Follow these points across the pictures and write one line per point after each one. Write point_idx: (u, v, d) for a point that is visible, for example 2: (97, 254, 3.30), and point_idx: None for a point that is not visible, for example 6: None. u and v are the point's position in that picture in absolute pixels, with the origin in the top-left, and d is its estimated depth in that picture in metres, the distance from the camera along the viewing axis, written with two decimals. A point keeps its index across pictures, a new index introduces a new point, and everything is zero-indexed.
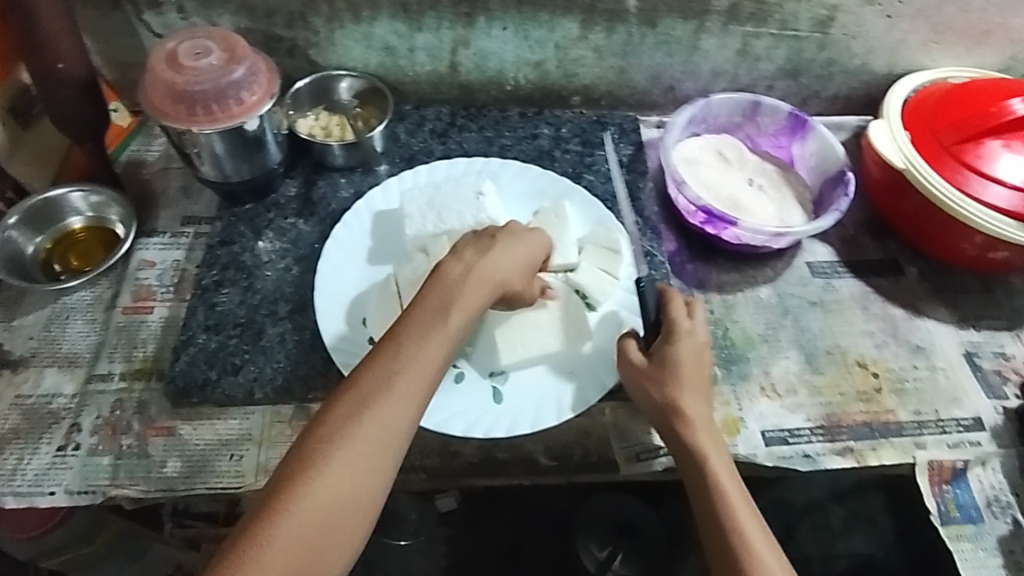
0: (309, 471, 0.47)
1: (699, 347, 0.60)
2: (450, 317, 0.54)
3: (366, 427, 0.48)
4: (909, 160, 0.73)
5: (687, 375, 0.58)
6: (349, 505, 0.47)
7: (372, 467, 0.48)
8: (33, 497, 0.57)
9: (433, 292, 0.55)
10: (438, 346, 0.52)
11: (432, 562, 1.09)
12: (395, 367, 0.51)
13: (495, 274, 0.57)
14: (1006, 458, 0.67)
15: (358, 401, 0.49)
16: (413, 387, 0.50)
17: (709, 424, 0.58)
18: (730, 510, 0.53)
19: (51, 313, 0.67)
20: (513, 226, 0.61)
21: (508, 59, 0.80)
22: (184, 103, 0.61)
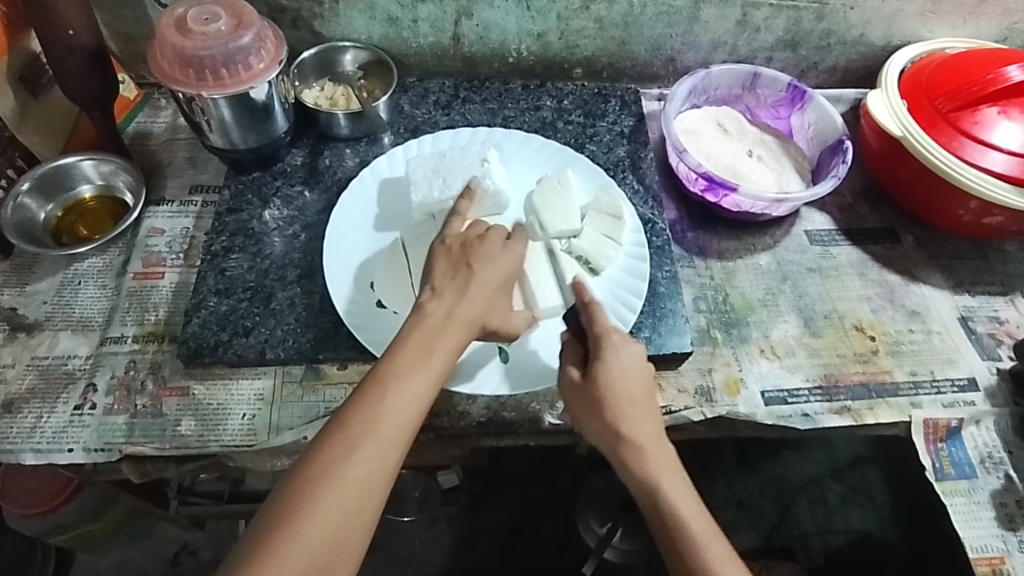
0: (292, 521, 0.47)
1: (631, 362, 0.58)
2: (433, 360, 0.54)
3: (350, 475, 0.49)
4: (906, 128, 0.74)
5: (617, 400, 0.57)
6: (334, 553, 0.47)
7: (358, 516, 0.49)
8: (52, 453, 0.59)
9: (414, 335, 0.55)
10: (421, 389, 0.53)
11: (438, 537, 1.23)
12: (379, 412, 0.51)
13: (473, 310, 0.57)
14: (999, 417, 0.68)
15: (343, 449, 0.49)
16: (400, 434, 0.51)
17: (656, 448, 0.56)
18: (694, 540, 0.53)
19: (63, 279, 0.68)
20: (486, 248, 0.60)
21: (511, 30, 0.80)
22: (192, 68, 0.61)
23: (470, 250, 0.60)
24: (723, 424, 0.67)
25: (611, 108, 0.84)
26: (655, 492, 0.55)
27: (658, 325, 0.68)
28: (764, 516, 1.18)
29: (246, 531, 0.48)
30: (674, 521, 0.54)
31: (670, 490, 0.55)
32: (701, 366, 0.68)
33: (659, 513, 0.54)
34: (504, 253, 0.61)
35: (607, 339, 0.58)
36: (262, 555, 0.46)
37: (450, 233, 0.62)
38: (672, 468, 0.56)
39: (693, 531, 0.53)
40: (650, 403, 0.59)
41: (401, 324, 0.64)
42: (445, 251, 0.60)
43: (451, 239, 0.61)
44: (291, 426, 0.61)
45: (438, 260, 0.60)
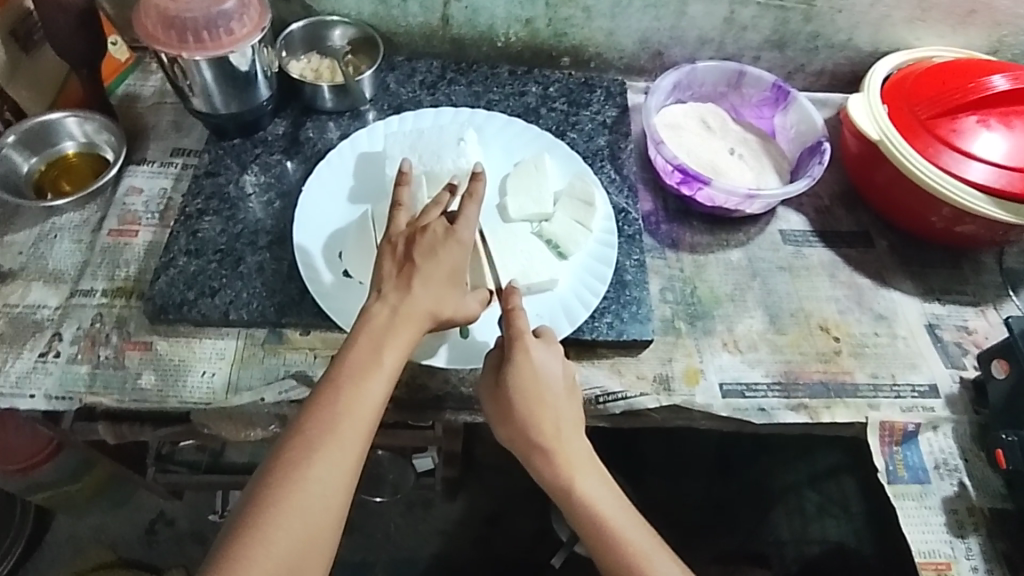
0: (260, 524, 0.50)
1: (542, 365, 0.59)
2: (385, 359, 0.56)
3: (313, 475, 0.52)
4: (883, 131, 0.74)
5: (529, 404, 0.58)
6: (307, 548, 0.51)
7: (325, 512, 0.51)
8: (14, 398, 0.60)
9: (364, 337, 0.56)
10: (376, 388, 0.55)
11: (409, 523, 1.24)
12: (334, 414, 0.53)
13: (421, 306, 0.58)
14: (957, 424, 0.69)
15: (303, 452, 0.52)
16: (357, 433, 0.54)
17: (569, 450, 0.58)
18: (615, 534, 0.56)
19: (40, 231, 0.70)
20: (427, 237, 0.60)
21: (499, 15, 0.81)
22: (175, 29, 0.63)
23: (411, 247, 0.60)
24: (679, 413, 0.67)
25: (596, 99, 0.85)
26: (571, 492, 0.58)
27: (621, 312, 0.69)
28: (740, 521, 1.19)
29: (218, 541, 0.51)
30: (593, 518, 0.57)
31: (586, 488, 0.58)
32: (662, 354, 0.69)
33: (577, 510, 0.57)
34: (446, 243, 0.60)
35: (520, 342, 0.58)
36: (234, 558, 0.49)
37: (395, 228, 0.62)
38: (586, 465, 0.59)
39: (614, 526, 0.57)
40: (568, 402, 0.60)
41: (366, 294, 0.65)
42: (390, 251, 0.61)
43: (396, 236, 0.61)
44: (250, 387, 0.62)
45: (383, 260, 0.60)
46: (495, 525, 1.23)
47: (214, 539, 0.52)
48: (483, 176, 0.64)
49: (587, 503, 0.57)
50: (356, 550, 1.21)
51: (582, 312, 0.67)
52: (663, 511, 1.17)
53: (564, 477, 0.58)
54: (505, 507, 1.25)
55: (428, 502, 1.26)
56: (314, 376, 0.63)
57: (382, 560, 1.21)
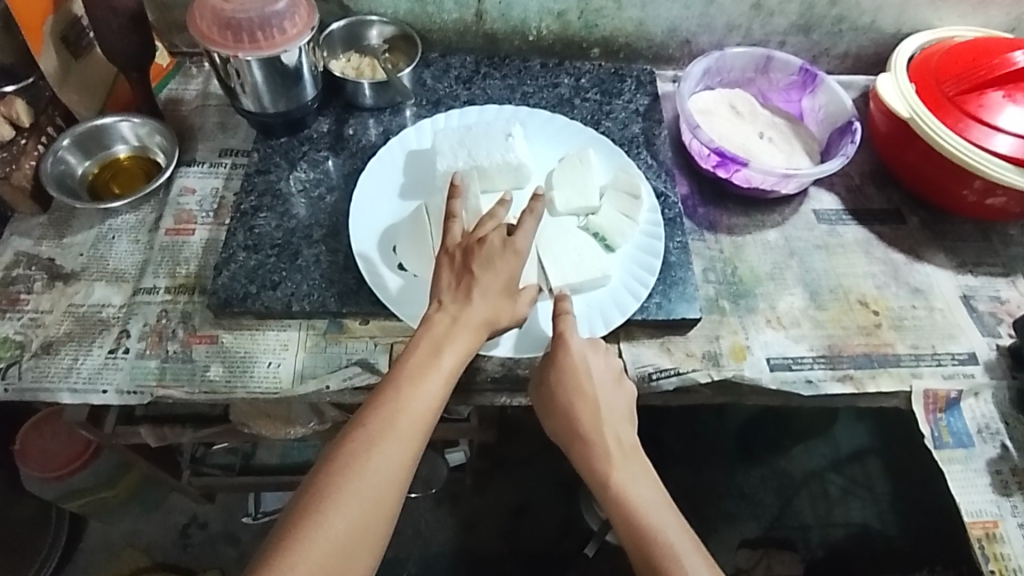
0: (320, 509, 0.52)
1: (587, 355, 0.63)
2: (444, 361, 0.58)
3: (372, 466, 0.53)
4: (913, 109, 0.76)
5: (572, 393, 0.61)
6: (365, 535, 0.52)
7: (383, 501, 0.53)
8: (88, 393, 0.62)
9: (423, 341, 0.59)
10: (434, 387, 0.57)
11: (444, 517, 1.26)
12: (394, 409, 0.55)
13: (480, 315, 0.60)
14: (998, 389, 0.70)
15: (364, 443, 0.54)
16: (416, 428, 0.56)
17: (608, 441, 0.61)
18: (648, 530, 0.57)
19: (98, 233, 0.71)
20: (483, 248, 0.62)
21: (532, 8, 0.83)
22: (230, 30, 0.64)
23: (469, 258, 0.61)
24: (729, 387, 0.69)
25: (627, 87, 0.87)
26: (608, 485, 0.59)
27: (668, 292, 0.71)
28: (765, 507, 1.19)
29: (277, 527, 0.53)
30: (627, 512, 0.58)
31: (623, 482, 0.59)
32: (709, 332, 0.71)
33: (612, 503, 0.59)
34: (503, 254, 0.62)
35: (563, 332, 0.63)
36: (294, 540, 0.51)
37: (451, 240, 0.64)
38: (626, 458, 0.61)
39: (647, 523, 0.57)
40: (613, 393, 0.63)
41: (423, 285, 0.67)
42: (449, 262, 0.62)
43: (452, 248, 0.63)
44: (314, 375, 0.64)
45: (442, 270, 0.62)
46: (528, 517, 1.25)
47: (275, 522, 0.54)
48: (543, 197, 0.66)
49: (621, 495, 0.59)
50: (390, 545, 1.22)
51: (632, 302, 0.68)
52: (693, 496, 1.19)
53: (600, 469, 0.60)
54: (538, 498, 1.27)
55: (462, 497, 1.27)
56: (376, 363, 0.65)
57: (417, 555, 1.22)
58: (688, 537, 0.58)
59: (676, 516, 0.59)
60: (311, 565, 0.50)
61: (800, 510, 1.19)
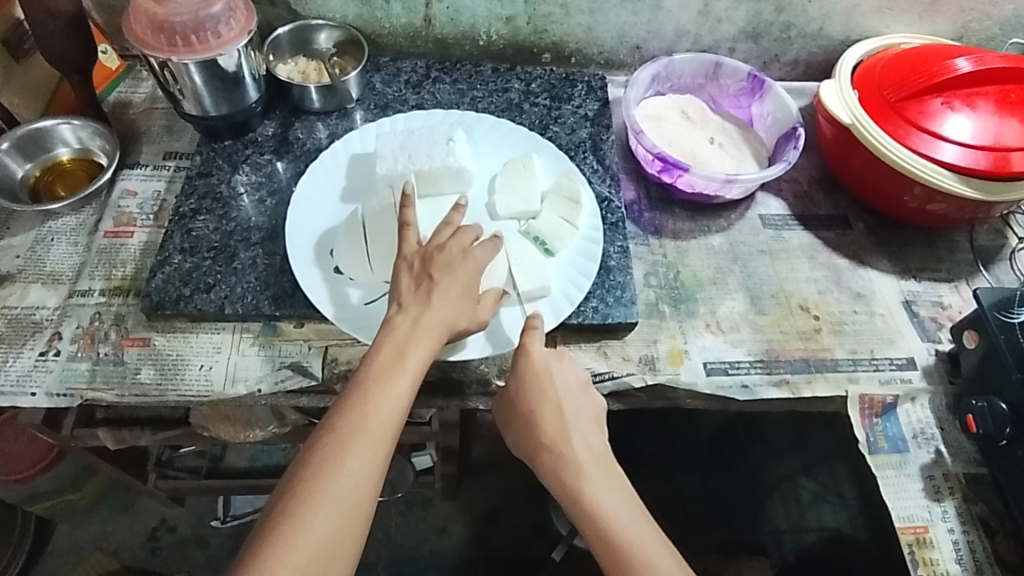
0: (297, 515, 0.50)
1: (549, 366, 0.62)
2: (409, 362, 0.57)
3: (346, 469, 0.52)
4: (855, 116, 0.76)
5: (533, 399, 0.61)
6: (347, 541, 0.51)
7: (359, 506, 0.51)
8: (15, 396, 0.61)
9: (387, 344, 0.57)
10: (402, 389, 0.56)
11: (410, 523, 1.25)
12: (363, 412, 0.54)
13: (441, 316, 0.59)
14: (935, 395, 0.71)
15: (335, 447, 0.52)
16: (386, 430, 0.54)
17: (575, 450, 0.60)
18: (618, 539, 0.56)
19: (37, 235, 0.71)
20: (445, 254, 0.62)
21: (480, 13, 0.83)
22: (164, 33, 0.64)
23: (428, 263, 0.61)
24: (665, 392, 0.70)
25: (578, 93, 0.87)
26: (580, 495, 0.58)
27: (606, 296, 0.71)
28: (737, 512, 1.19)
29: (250, 541, 0.51)
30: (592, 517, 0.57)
31: (589, 487, 0.58)
32: (646, 336, 0.71)
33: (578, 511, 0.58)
34: (463, 261, 0.62)
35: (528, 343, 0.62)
36: (270, 550, 0.49)
37: (407, 248, 0.63)
38: (592, 464, 0.60)
39: (613, 529, 0.57)
40: (577, 401, 0.62)
41: (358, 290, 0.66)
42: (406, 268, 0.62)
43: (410, 255, 0.63)
44: (246, 378, 0.64)
45: (400, 276, 0.61)
46: (496, 523, 1.24)
47: (249, 535, 0.52)
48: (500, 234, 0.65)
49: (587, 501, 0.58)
50: None
51: (566, 306, 0.68)
52: (662, 502, 1.18)
53: (575, 478, 0.59)
54: (508, 503, 1.26)
55: (428, 502, 1.26)
56: (309, 366, 0.65)
57: (384, 559, 1.21)
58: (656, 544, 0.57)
59: (646, 524, 0.58)
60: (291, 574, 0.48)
61: (768, 517, 1.19)
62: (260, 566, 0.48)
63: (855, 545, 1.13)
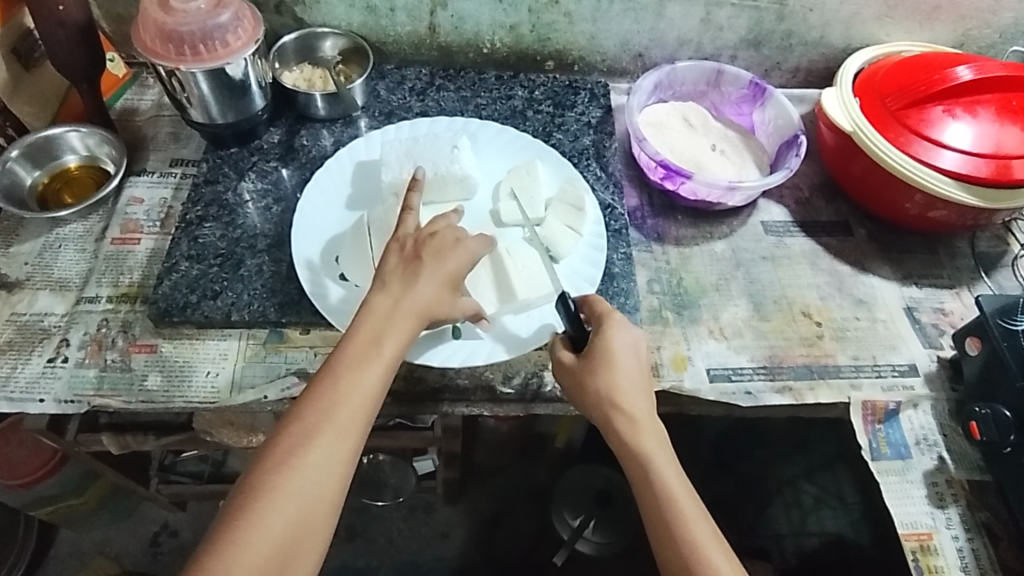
0: (253, 510, 0.50)
1: (617, 335, 0.62)
2: (384, 349, 0.57)
3: (309, 461, 0.52)
4: (855, 123, 0.77)
5: (605, 365, 0.60)
6: (306, 532, 0.51)
7: (320, 497, 0.51)
8: (24, 402, 0.62)
9: (362, 330, 0.57)
10: (376, 378, 0.56)
11: (412, 527, 1.24)
12: (331, 401, 0.54)
13: (423, 299, 0.59)
14: (937, 401, 0.71)
15: (300, 437, 0.52)
16: (355, 419, 0.54)
17: (637, 410, 0.60)
18: (668, 500, 0.56)
19: (45, 242, 0.72)
20: (437, 239, 0.62)
21: (484, 21, 0.84)
22: (172, 42, 0.65)
23: (420, 246, 0.62)
24: (669, 398, 0.70)
25: (580, 100, 0.88)
26: (638, 453, 0.58)
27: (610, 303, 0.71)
28: (740, 518, 1.19)
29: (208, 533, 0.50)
30: (657, 483, 0.57)
31: (649, 447, 0.59)
32: (651, 342, 0.71)
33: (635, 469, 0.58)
34: (454, 248, 0.62)
35: (608, 320, 0.63)
36: (228, 541, 0.49)
37: (403, 231, 0.64)
38: (652, 429, 0.60)
39: (666, 490, 0.57)
40: (641, 378, 0.61)
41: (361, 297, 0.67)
42: (397, 250, 0.62)
43: (404, 238, 0.63)
44: (253, 385, 0.64)
45: (390, 257, 0.62)
46: (499, 526, 1.24)
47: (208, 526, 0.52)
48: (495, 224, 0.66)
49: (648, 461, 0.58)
50: (360, 555, 1.21)
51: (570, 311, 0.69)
52: None
53: (633, 441, 0.59)
54: (510, 506, 1.26)
55: (430, 506, 1.26)
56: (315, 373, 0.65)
57: (387, 564, 1.21)
58: (700, 512, 0.56)
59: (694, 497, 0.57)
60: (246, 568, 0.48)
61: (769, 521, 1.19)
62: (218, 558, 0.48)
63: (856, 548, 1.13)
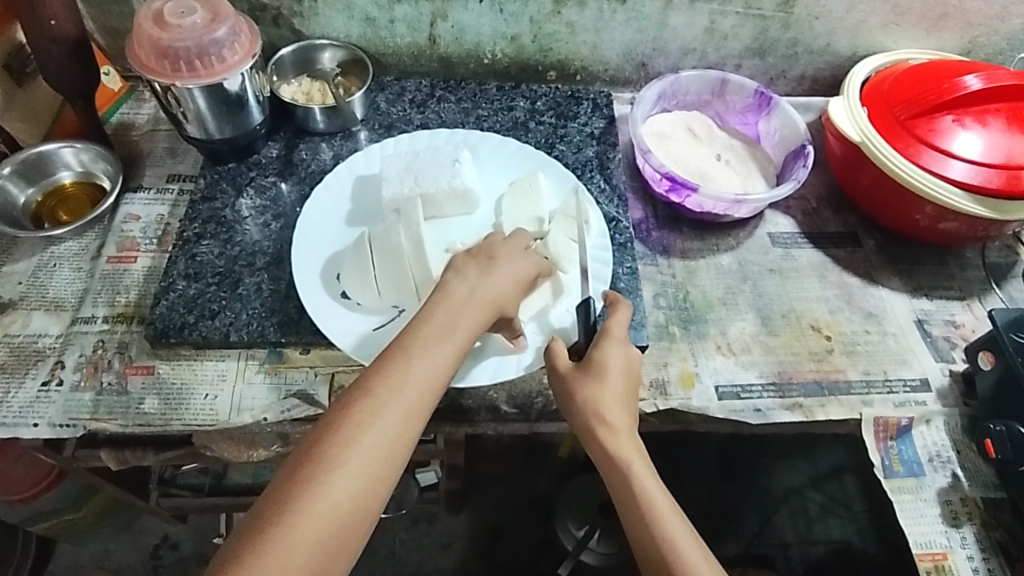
0: (322, 473, 0.48)
1: (612, 349, 0.61)
2: (458, 332, 0.56)
3: (380, 431, 0.51)
4: (864, 134, 0.76)
5: (597, 378, 0.59)
6: (356, 519, 0.49)
7: (369, 485, 0.49)
8: (18, 427, 0.60)
9: (437, 310, 0.57)
10: (448, 357, 0.55)
11: (415, 539, 1.23)
12: (405, 376, 0.53)
13: (498, 293, 0.59)
14: (949, 417, 0.70)
15: (372, 407, 0.51)
16: (427, 397, 0.53)
17: (621, 424, 0.58)
18: (653, 514, 0.55)
19: (39, 261, 0.71)
20: (503, 244, 0.63)
21: (485, 32, 0.83)
22: (167, 58, 0.64)
23: (489, 247, 0.62)
24: (676, 416, 0.69)
25: (583, 111, 0.86)
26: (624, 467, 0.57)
27: None
28: (745, 524, 1.16)
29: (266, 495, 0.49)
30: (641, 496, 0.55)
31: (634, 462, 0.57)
32: (658, 359, 0.70)
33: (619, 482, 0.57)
34: (521, 252, 0.63)
35: (606, 334, 0.62)
36: (292, 504, 0.47)
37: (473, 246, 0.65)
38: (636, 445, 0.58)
39: (650, 505, 0.55)
40: (629, 393, 0.60)
41: (361, 316, 0.66)
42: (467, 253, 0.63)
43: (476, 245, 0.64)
44: (252, 407, 0.63)
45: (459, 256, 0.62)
46: (502, 538, 1.22)
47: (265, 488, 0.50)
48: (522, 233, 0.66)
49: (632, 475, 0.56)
50: (361, 568, 1.20)
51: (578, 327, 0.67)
52: None
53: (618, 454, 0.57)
54: (513, 519, 1.24)
55: (433, 517, 1.25)
56: (315, 395, 0.64)
57: None
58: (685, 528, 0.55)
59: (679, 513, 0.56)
60: (308, 532, 0.47)
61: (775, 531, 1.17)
62: (283, 518, 0.47)
63: (863, 557, 1.11)
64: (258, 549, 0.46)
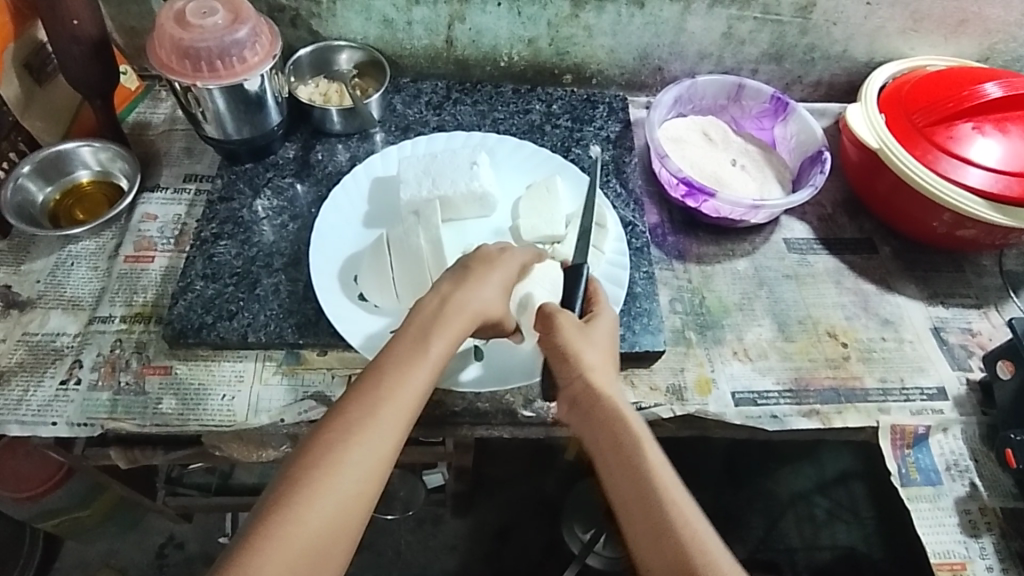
0: (291, 505, 0.45)
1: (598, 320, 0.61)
2: (432, 348, 0.53)
3: (353, 455, 0.47)
4: (882, 140, 0.75)
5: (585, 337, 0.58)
6: (330, 549, 0.45)
7: (360, 499, 0.46)
8: (36, 425, 0.60)
9: (410, 328, 0.55)
10: (422, 375, 0.52)
11: (421, 540, 1.23)
12: (377, 396, 0.50)
13: (474, 304, 0.57)
14: (967, 425, 0.69)
15: (342, 430, 0.48)
16: (400, 417, 0.50)
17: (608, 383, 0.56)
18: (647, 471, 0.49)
19: (56, 260, 0.71)
20: (486, 251, 0.61)
21: (502, 35, 0.83)
22: (189, 59, 0.64)
23: (471, 256, 0.61)
24: (693, 421, 0.69)
25: (599, 114, 0.86)
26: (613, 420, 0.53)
27: (633, 323, 0.70)
28: (752, 529, 1.16)
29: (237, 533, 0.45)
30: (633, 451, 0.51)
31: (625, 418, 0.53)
32: (674, 365, 0.70)
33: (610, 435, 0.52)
34: (504, 259, 0.61)
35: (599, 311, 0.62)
36: (258, 538, 0.44)
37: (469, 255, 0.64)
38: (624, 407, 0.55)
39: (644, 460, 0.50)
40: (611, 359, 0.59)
41: (380, 319, 0.66)
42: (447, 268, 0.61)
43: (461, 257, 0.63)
44: (269, 408, 0.63)
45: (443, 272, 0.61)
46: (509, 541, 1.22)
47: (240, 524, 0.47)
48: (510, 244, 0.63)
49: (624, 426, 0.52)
50: (368, 569, 1.20)
51: None
52: None
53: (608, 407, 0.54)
54: (519, 524, 1.24)
55: (439, 519, 1.24)
56: (333, 397, 0.64)
57: None
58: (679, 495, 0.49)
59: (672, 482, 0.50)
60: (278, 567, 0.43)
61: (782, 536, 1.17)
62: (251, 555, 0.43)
63: (871, 564, 1.11)
64: (243, 567, 0.42)
